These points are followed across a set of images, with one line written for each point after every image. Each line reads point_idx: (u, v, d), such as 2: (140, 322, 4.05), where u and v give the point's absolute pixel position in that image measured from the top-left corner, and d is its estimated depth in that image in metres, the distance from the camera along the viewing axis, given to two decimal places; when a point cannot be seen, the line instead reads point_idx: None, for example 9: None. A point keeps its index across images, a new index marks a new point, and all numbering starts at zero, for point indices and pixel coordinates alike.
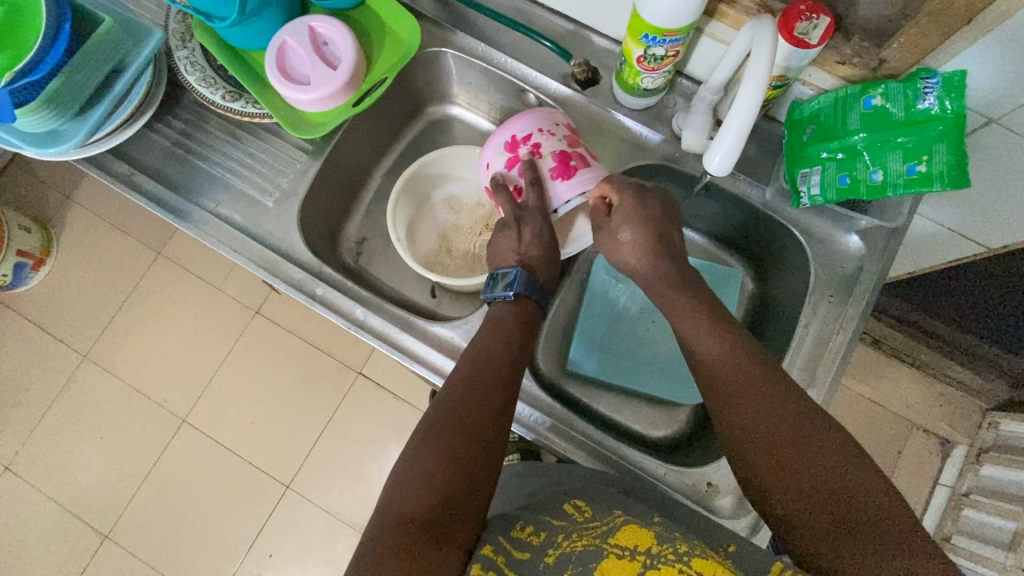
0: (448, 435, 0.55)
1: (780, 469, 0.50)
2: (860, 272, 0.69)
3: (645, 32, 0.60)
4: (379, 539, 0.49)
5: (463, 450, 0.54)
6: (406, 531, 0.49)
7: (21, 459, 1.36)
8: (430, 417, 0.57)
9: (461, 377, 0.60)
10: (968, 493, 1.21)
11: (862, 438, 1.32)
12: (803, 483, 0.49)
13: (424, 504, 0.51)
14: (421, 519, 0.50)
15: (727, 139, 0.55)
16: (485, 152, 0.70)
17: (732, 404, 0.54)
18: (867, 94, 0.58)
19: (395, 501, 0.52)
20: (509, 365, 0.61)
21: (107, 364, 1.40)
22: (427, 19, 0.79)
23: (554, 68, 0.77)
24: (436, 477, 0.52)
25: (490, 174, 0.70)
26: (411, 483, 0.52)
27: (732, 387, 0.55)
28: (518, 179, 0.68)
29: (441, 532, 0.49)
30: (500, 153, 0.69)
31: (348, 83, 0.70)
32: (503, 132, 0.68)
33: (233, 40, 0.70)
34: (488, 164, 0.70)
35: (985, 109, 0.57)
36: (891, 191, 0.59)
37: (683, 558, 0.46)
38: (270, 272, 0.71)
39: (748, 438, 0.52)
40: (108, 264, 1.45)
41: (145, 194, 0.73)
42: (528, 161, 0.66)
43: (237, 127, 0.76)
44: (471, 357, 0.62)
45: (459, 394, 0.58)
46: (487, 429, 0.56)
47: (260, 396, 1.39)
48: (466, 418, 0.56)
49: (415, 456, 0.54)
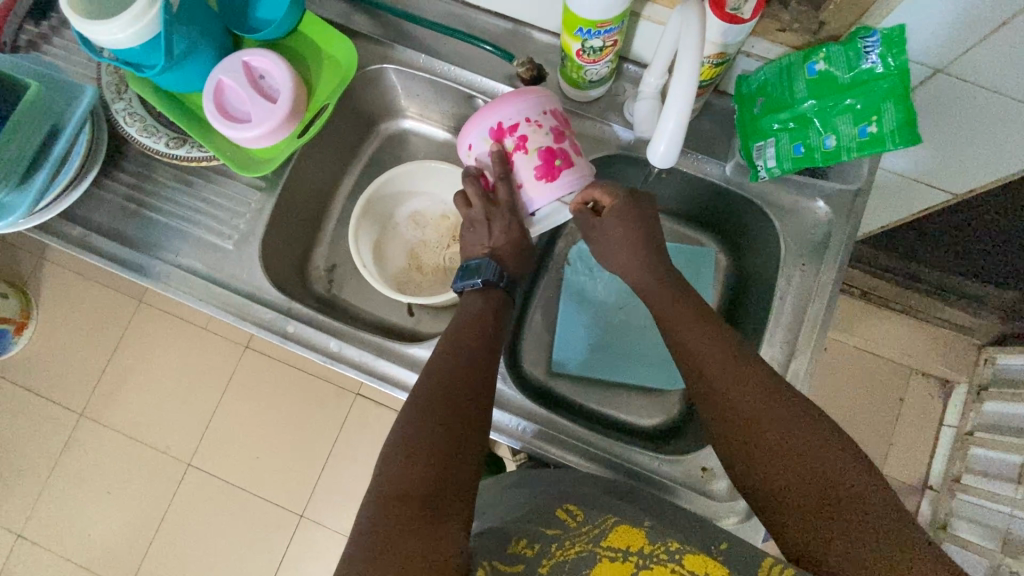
0: (437, 419, 0.55)
1: (764, 444, 0.52)
2: (829, 238, 0.69)
3: (579, 26, 0.59)
4: (377, 516, 0.49)
5: (451, 428, 0.54)
6: (404, 510, 0.49)
7: (33, 524, 1.35)
8: (415, 403, 0.57)
9: (444, 361, 0.61)
10: (973, 432, 1.21)
11: (864, 390, 1.32)
12: (783, 465, 0.50)
13: (423, 481, 0.51)
14: (422, 496, 0.50)
15: (666, 128, 0.53)
16: (467, 131, 0.65)
17: (711, 377, 0.56)
18: (810, 60, 0.57)
19: (390, 482, 0.51)
20: (488, 345, 0.63)
21: (105, 419, 1.39)
22: (365, 37, 0.77)
23: (498, 69, 0.75)
24: (428, 454, 0.52)
25: (470, 153, 0.67)
26: (404, 464, 0.52)
27: (717, 363, 0.57)
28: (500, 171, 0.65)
29: (442, 512, 0.49)
30: (485, 139, 0.64)
31: (289, 115, 0.69)
32: (488, 115, 0.63)
33: (167, 85, 0.69)
34: (468, 145, 0.66)
35: (929, 60, 0.56)
36: (846, 156, 0.58)
37: (676, 556, 0.49)
38: (238, 316, 0.70)
39: (737, 412, 0.54)
40: (93, 319, 1.43)
41: (102, 254, 0.72)
42: (514, 156, 0.64)
43: (186, 173, 0.75)
44: (451, 342, 0.63)
45: (444, 375, 0.59)
46: (475, 407, 0.57)
47: (262, 430, 1.38)
48: (452, 400, 0.57)
49: (404, 438, 0.54)
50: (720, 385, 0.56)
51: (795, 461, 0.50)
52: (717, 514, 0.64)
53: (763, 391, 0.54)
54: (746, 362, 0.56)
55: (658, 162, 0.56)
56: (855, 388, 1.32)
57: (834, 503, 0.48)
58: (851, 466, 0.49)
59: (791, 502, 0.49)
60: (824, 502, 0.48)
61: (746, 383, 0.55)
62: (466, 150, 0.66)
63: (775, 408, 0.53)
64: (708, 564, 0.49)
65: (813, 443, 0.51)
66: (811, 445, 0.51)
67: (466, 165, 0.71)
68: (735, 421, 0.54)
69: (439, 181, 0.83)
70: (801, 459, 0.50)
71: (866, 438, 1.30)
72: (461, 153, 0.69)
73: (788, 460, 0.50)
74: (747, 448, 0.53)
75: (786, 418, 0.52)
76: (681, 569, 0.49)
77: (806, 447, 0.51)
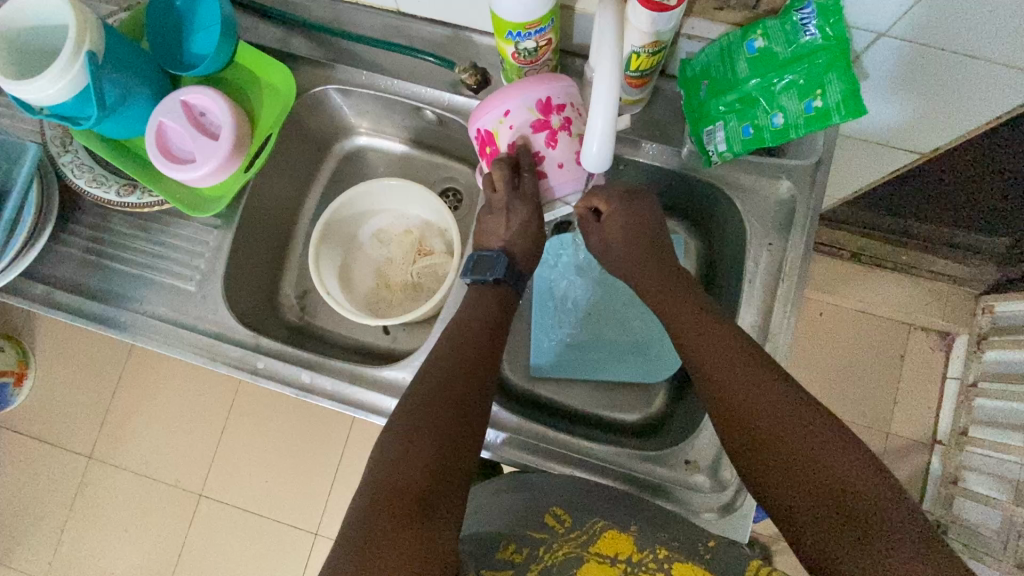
0: (429, 418, 0.55)
1: (776, 438, 0.50)
2: (793, 214, 0.67)
3: (508, 30, 0.57)
4: (369, 510, 0.49)
5: (447, 427, 0.54)
6: (396, 506, 0.49)
7: (56, 568, 1.34)
8: (414, 401, 0.57)
9: (442, 358, 0.61)
10: (977, 383, 1.14)
11: (881, 350, 1.25)
12: (799, 464, 0.49)
13: (417, 478, 0.51)
14: (416, 492, 0.50)
15: (595, 127, 0.51)
16: (513, 98, 0.59)
17: (710, 364, 0.56)
18: (748, 38, 0.56)
19: (382, 475, 0.52)
20: (486, 344, 0.62)
21: (113, 459, 1.36)
22: (304, 60, 0.75)
23: (441, 78, 0.74)
24: (424, 450, 0.52)
25: (506, 123, 0.61)
26: (399, 459, 0.52)
27: (715, 351, 0.57)
28: (541, 149, 0.62)
29: (435, 512, 0.50)
30: (531, 111, 0.60)
31: (235, 148, 0.68)
32: (538, 86, 0.59)
33: (108, 133, 0.68)
34: (508, 112, 0.60)
35: (869, 25, 0.54)
36: (795, 133, 0.57)
37: (663, 565, 0.56)
38: (208, 356, 0.70)
39: (742, 407, 0.53)
40: (87, 362, 1.41)
41: (69, 310, 0.72)
42: (559, 136, 0.61)
43: (143, 219, 0.75)
44: (450, 338, 0.63)
45: (442, 372, 0.59)
46: (473, 408, 0.57)
47: (268, 452, 1.35)
48: (449, 399, 0.57)
49: (400, 436, 0.54)
50: (723, 377, 0.55)
51: (792, 450, 0.49)
52: (699, 507, 0.63)
53: (761, 374, 0.54)
54: (742, 350, 0.56)
55: (592, 164, 0.54)
56: (855, 351, 1.25)
57: (829, 496, 0.47)
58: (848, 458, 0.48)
59: (789, 491, 0.49)
60: (821, 493, 0.47)
61: (745, 365, 0.55)
62: (506, 118, 0.60)
63: (774, 394, 0.52)
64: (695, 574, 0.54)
65: (809, 433, 0.50)
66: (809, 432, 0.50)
67: (482, 135, 0.64)
68: (737, 413, 0.53)
69: (397, 197, 0.81)
70: (798, 444, 0.49)
71: (876, 400, 1.23)
72: (489, 120, 0.62)
73: (785, 447, 0.50)
74: (754, 435, 0.52)
75: (783, 406, 0.52)
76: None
77: (801, 437, 0.50)
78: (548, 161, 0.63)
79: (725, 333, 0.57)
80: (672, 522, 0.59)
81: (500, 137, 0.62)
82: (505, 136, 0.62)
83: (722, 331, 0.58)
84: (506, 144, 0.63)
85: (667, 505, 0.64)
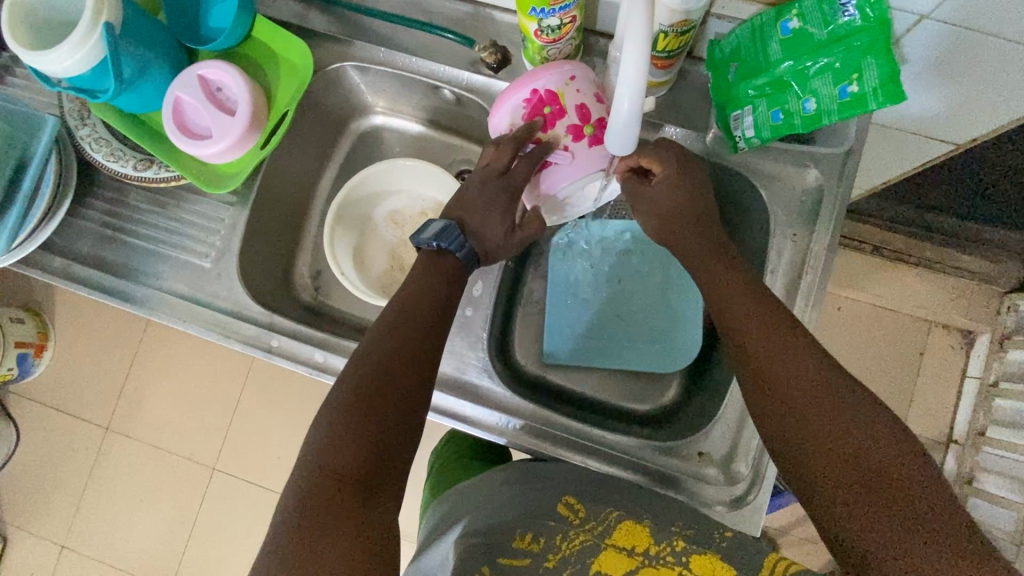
0: (376, 399, 0.52)
1: (802, 415, 0.49)
2: (819, 206, 0.65)
3: (532, 6, 0.55)
4: (308, 495, 0.48)
5: (390, 411, 0.52)
6: (336, 490, 0.48)
7: (75, 534, 1.38)
8: (353, 380, 0.53)
9: (386, 333, 0.56)
10: (997, 383, 1.12)
11: (899, 346, 1.22)
12: (823, 438, 0.47)
13: (354, 463, 0.49)
14: (355, 475, 0.49)
15: (622, 108, 0.50)
16: (579, 67, 0.60)
17: (741, 337, 0.55)
18: (783, 19, 0.53)
19: (321, 459, 0.49)
20: (433, 314, 0.59)
21: (129, 431, 1.39)
22: (321, 36, 0.74)
23: (460, 56, 0.72)
24: (364, 435, 0.50)
25: (575, 86, 0.59)
26: (340, 442, 0.50)
27: (745, 325, 0.55)
28: (605, 114, 0.60)
29: (375, 495, 0.49)
30: (593, 85, 0.61)
31: (252, 125, 0.68)
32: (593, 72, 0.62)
33: (125, 107, 0.67)
34: (575, 77, 0.60)
35: (911, 7, 0.51)
36: (827, 119, 0.55)
37: (682, 559, 0.52)
38: (221, 333, 0.70)
39: (770, 384, 0.51)
40: (104, 336, 1.42)
41: (86, 283, 0.72)
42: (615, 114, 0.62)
43: (159, 194, 0.75)
44: (393, 312, 0.58)
45: (386, 346, 0.55)
46: (417, 388, 0.54)
47: (279, 429, 1.36)
48: (389, 383, 0.53)
49: (344, 418, 0.51)
50: (752, 349, 0.54)
51: (814, 438, 0.48)
52: (710, 499, 0.63)
53: (783, 356, 0.52)
54: (768, 319, 0.54)
55: (616, 146, 0.53)
56: (874, 346, 1.22)
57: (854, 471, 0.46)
58: (878, 440, 0.46)
59: (815, 467, 0.47)
60: (840, 470, 0.46)
61: (765, 349, 0.53)
62: (576, 79, 0.59)
63: (796, 372, 0.51)
64: (714, 565, 0.51)
65: (840, 411, 0.48)
66: (837, 415, 0.48)
67: (541, 97, 0.60)
68: (767, 390, 0.51)
69: (413, 178, 0.81)
70: (821, 428, 0.48)
71: (892, 398, 1.21)
72: (555, 78, 0.59)
73: (810, 430, 0.48)
74: (781, 408, 0.50)
75: (801, 388, 0.50)
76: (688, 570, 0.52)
77: (825, 418, 0.48)
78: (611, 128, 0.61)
79: (748, 317, 0.55)
80: (685, 514, 0.58)
81: (566, 97, 0.59)
82: (571, 97, 0.59)
83: (742, 311, 0.55)
84: (573, 105, 0.59)
85: (677, 495, 0.63)
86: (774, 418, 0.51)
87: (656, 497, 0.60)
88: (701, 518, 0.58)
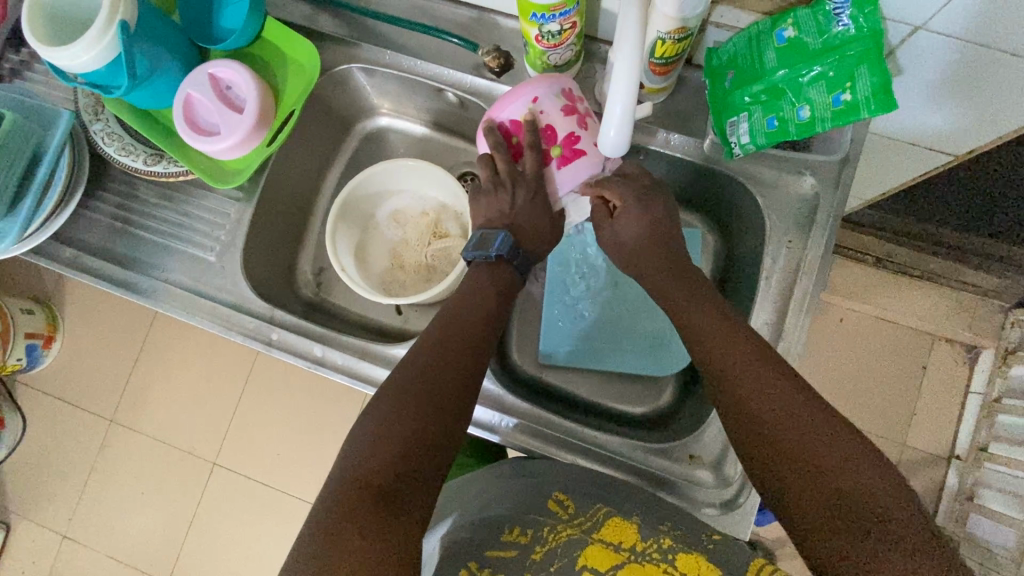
0: (409, 412, 0.53)
1: (780, 434, 0.49)
2: (815, 213, 0.66)
3: (533, 12, 0.57)
4: (335, 503, 0.47)
5: (423, 424, 0.53)
6: (362, 497, 0.47)
7: (76, 524, 1.39)
8: (390, 391, 0.55)
9: (431, 355, 0.58)
10: (1000, 398, 1.11)
11: (901, 359, 1.21)
12: (802, 456, 0.48)
13: (383, 472, 0.49)
14: (381, 484, 0.48)
15: (615, 112, 0.51)
16: (540, 86, 0.61)
17: (724, 354, 0.56)
18: (778, 28, 0.54)
19: (352, 467, 0.49)
20: (471, 340, 0.61)
21: (133, 424, 1.41)
22: (330, 38, 0.76)
23: (464, 60, 0.74)
24: (395, 446, 0.50)
25: (537, 111, 0.62)
26: (372, 451, 0.50)
27: (735, 347, 0.56)
28: (572, 130, 0.62)
29: (401, 505, 0.48)
30: (559, 98, 0.62)
31: (259, 123, 0.69)
32: (560, 77, 0.62)
33: (138, 103, 0.69)
34: (537, 99, 0.61)
35: (905, 17, 0.52)
36: (821, 127, 0.55)
37: (668, 557, 0.52)
38: (224, 325, 0.71)
39: (751, 404, 0.52)
40: (112, 330, 1.44)
41: (94, 273, 0.74)
42: (587, 119, 0.63)
43: (168, 189, 0.77)
44: (441, 337, 0.60)
45: (423, 362, 0.57)
46: (449, 406, 0.55)
47: (281, 426, 1.37)
48: (424, 398, 0.54)
49: (377, 427, 0.52)
50: (735, 368, 0.54)
51: (792, 455, 0.48)
52: (701, 501, 0.63)
53: (766, 377, 0.53)
54: (745, 340, 0.56)
55: (609, 149, 0.54)
56: (876, 358, 1.21)
57: (827, 487, 0.46)
58: (855, 453, 0.47)
59: (792, 486, 0.48)
60: (812, 485, 0.47)
61: (741, 367, 0.54)
62: (540, 102, 0.61)
63: (785, 392, 0.51)
64: (700, 564, 0.51)
65: (814, 431, 0.49)
66: (815, 432, 0.48)
67: (508, 127, 0.64)
68: (746, 407, 0.52)
69: (416, 178, 0.82)
70: (797, 445, 0.48)
71: (893, 411, 1.20)
72: (517, 107, 0.62)
73: (791, 446, 0.49)
74: (763, 428, 0.51)
75: (784, 408, 0.51)
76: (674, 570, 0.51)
77: (802, 437, 0.49)
78: (581, 142, 0.63)
79: (726, 334, 0.57)
80: (673, 515, 0.58)
81: (530, 123, 0.62)
82: (535, 120, 0.62)
83: (728, 334, 0.57)
84: (537, 128, 0.63)
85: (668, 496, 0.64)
86: (756, 439, 0.51)
87: (645, 496, 0.60)
88: (689, 519, 0.58)
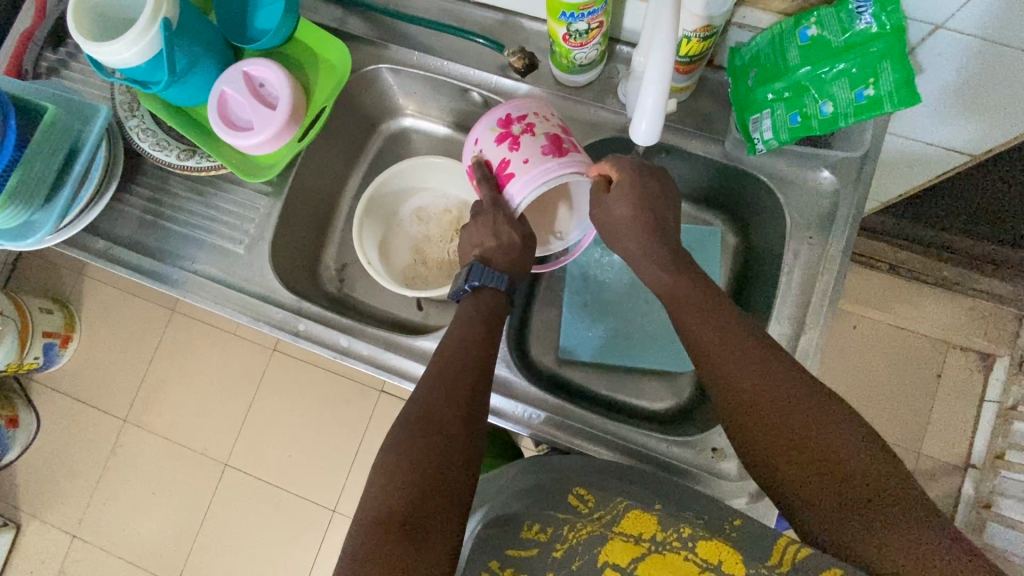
0: (418, 442, 0.53)
1: (790, 440, 0.51)
2: (836, 209, 0.67)
3: (562, 11, 0.59)
4: (360, 542, 0.48)
5: (432, 452, 0.52)
6: (383, 532, 0.48)
7: (87, 525, 1.39)
8: (400, 425, 0.55)
9: (428, 386, 0.57)
10: (1016, 406, 1.11)
11: (917, 367, 1.19)
12: (811, 456, 0.50)
13: (399, 506, 0.50)
14: (400, 517, 0.49)
15: (647, 105, 0.53)
16: (479, 125, 0.65)
17: (733, 360, 0.55)
18: (802, 26, 0.56)
19: (372, 505, 0.51)
20: (475, 357, 0.60)
21: (146, 424, 1.42)
22: (359, 39, 0.78)
23: (490, 60, 0.76)
24: (408, 479, 0.51)
25: (478, 150, 0.66)
26: (387, 488, 0.51)
27: (742, 359, 0.55)
28: (503, 155, 0.63)
29: (420, 533, 0.48)
30: (492, 129, 0.64)
31: (291, 118, 0.71)
32: (498, 109, 0.64)
33: (174, 99, 0.72)
34: (477, 139, 0.66)
35: (927, 16, 0.54)
36: (843, 122, 0.57)
37: (689, 544, 0.51)
38: (252, 316, 0.73)
39: (761, 412, 0.53)
40: (128, 330, 1.46)
41: (126, 265, 0.76)
42: (520, 138, 0.62)
43: (198, 183, 0.78)
44: (437, 367, 0.59)
45: (426, 393, 0.57)
46: (456, 428, 0.55)
47: (293, 428, 1.38)
48: (432, 426, 0.54)
49: (391, 463, 0.52)
50: (746, 376, 0.54)
51: (802, 457, 0.50)
52: (726, 494, 0.64)
53: (775, 385, 0.53)
54: (748, 351, 0.55)
55: (641, 139, 0.55)
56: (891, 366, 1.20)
57: (836, 484, 0.48)
58: (865, 449, 0.49)
59: (806, 488, 0.50)
60: (828, 485, 0.49)
61: (754, 380, 0.54)
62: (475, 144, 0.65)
63: (793, 399, 0.52)
64: (723, 550, 0.50)
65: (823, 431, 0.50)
66: (829, 429, 0.50)
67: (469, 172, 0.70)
68: (757, 415, 0.53)
69: (440, 176, 0.84)
70: (810, 444, 0.50)
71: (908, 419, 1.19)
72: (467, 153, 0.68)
73: (806, 446, 0.50)
74: (780, 434, 0.51)
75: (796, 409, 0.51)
76: (698, 558, 0.50)
77: (814, 437, 0.50)
78: (514, 162, 0.62)
79: (723, 343, 0.56)
80: (699, 504, 0.58)
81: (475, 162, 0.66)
82: (477, 160, 0.66)
83: (728, 345, 0.56)
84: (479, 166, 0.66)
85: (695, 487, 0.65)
86: (765, 446, 0.52)
87: (670, 486, 0.61)
88: (715, 505, 0.58)
